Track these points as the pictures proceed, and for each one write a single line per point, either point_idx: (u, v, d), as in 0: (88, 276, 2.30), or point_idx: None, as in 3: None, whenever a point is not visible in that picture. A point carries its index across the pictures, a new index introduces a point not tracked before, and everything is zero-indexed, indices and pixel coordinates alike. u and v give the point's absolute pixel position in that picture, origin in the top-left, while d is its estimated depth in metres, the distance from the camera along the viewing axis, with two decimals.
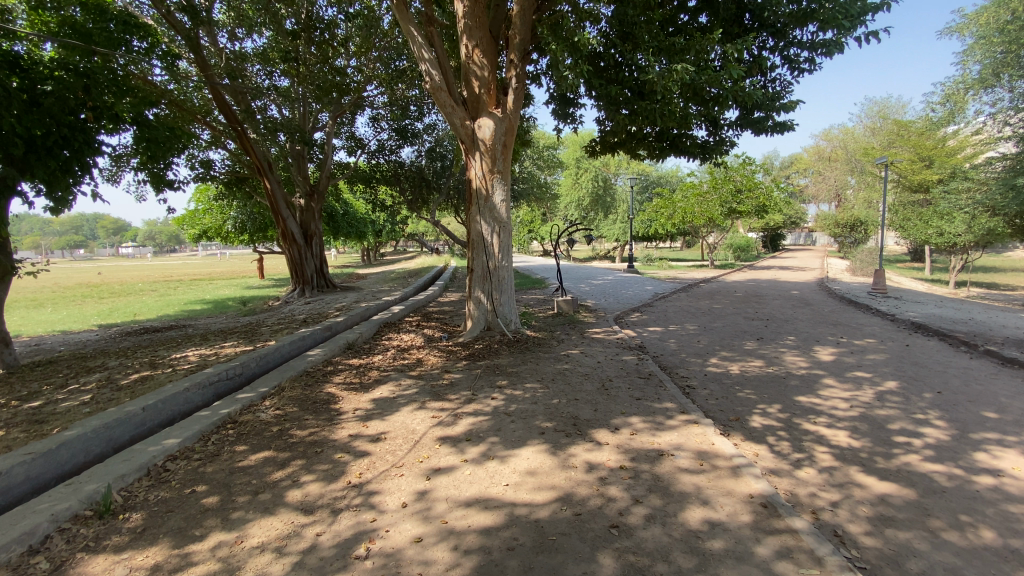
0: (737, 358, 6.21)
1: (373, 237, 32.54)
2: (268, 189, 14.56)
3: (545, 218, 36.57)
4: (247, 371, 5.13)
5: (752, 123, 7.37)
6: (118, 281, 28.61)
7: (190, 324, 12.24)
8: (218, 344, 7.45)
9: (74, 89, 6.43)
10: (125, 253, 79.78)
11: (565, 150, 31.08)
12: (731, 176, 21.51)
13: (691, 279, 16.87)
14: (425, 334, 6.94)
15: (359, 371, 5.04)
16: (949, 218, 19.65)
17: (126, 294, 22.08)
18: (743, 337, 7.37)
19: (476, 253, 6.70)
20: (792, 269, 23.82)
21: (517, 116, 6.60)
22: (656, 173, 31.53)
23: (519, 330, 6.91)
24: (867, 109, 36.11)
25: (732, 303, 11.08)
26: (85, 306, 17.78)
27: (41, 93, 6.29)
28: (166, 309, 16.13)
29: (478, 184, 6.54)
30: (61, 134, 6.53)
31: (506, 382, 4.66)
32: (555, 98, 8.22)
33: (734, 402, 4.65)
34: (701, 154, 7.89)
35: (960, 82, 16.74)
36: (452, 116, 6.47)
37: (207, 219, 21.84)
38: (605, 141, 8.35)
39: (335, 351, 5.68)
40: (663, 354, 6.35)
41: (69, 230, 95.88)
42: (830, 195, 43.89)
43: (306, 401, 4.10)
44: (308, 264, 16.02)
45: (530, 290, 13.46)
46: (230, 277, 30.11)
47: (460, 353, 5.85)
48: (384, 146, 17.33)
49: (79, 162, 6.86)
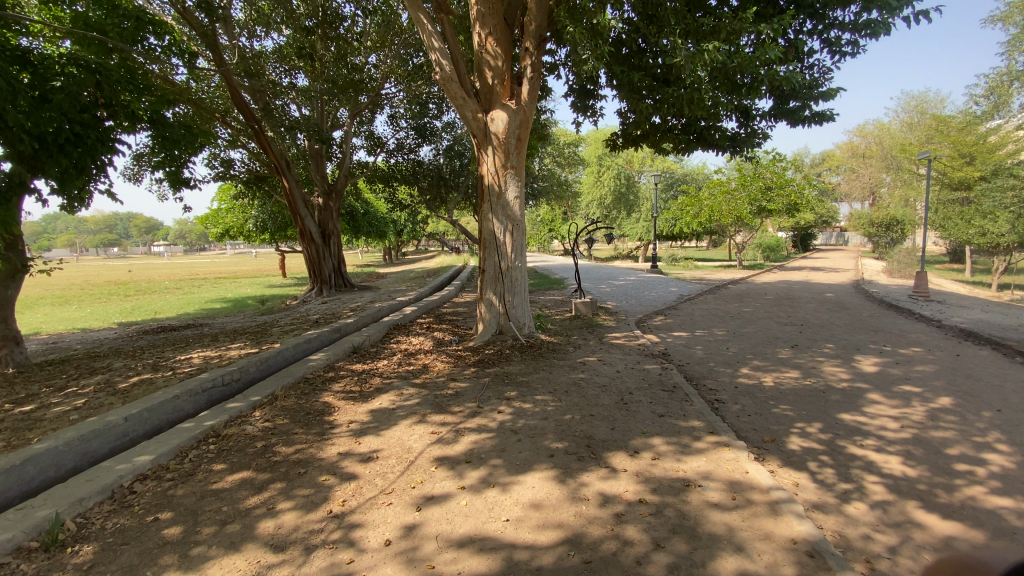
0: (770, 368, 5.71)
1: (393, 237, 32.52)
2: (285, 188, 14.51)
3: (566, 217, 36.03)
4: (246, 376, 4.89)
5: (786, 112, 6.84)
6: (147, 280, 29.16)
7: (206, 323, 12.22)
8: (226, 345, 7.27)
9: (85, 84, 6.22)
10: (158, 252, 82.24)
11: (587, 147, 30.51)
12: (760, 173, 20.70)
13: (716, 280, 16.22)
14: (434, 338, 6.63)
15: (361, 377, 4.74)
16: (991, 217, 18.37)
17: (152, 291, 22.44)
18: (775, 344, 6.85)
19: (488, 254, 6.35)
20: (823, 270, 22.83)
21: (532, 108, 6.21)
22: (681, 171, 30.74)
23: (533, 335, 6.54)
24: (903, 104, 34.54)
25: (761, 307, 10.48)
26: (111, 304, 18.06)
27: (50, 89, 6.07)
28: (187, 307, 16.25)
29: (490, 180, 6.19)
30: (73, 132, 6.35)
31: (516, 393, 4.30)
32: (574, 89, 7.81)
33: (768, 420, 4.18)
34: (731, 147, 7.38)
35: (1006, 72, 15.63)
36: (463, 108, 6.12)
37: (229, 218, 22.04)
38: (627, 134, 7.91)
39: (338, 356, 5.41)
40: (688, 362, 5.90)
41: (105, 229, 99.14)
42: (864, 193, 42.22)
43: (298, 412, 3.80)
44: (326, 263, 15.92)
45: (549, 291, 13.08)
46: (254, 276, 30.40)
47: (469, 359, 5.51)
48: (403, 145, 17.14)
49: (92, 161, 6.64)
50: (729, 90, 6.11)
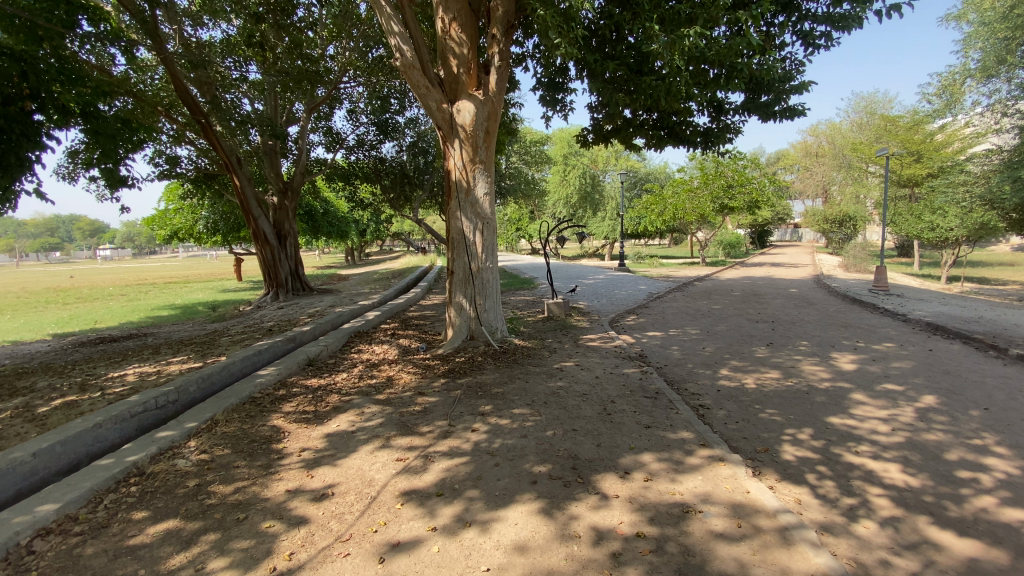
0: (749, 368, 5.55)
1: (356, 238, 31.57)
2: (237, 187, 13.64)
3: (533, 216, 35.87)
4: (185, 397, 4.32)
5: (758, 107, 6.70)
6: (87, 286, 27.22)
7: (151, 333, 11.29)
8: (167, 358, 6.60)
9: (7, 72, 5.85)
10: (103, 256, 77.84)
11: (552, 146, 30.37)
12: (722, 171, 20.99)
13: (684, 278, 16.28)
14: (400, 346, 6.18)
15: (316, 395, 4.25)
16: (941, 213, 19.20)
17: (92, 298, 20.93)
18: (751, 343, 6.70)
19: (456, 254, 5.94)
20: (784, 265, 23.39)
21: (501, 99, 5.85)
22: (645, 170, 31.02)
23: (505, 339, 6.18)
24: (853, 105, 35.98)
25: (732, 304, 10.45)
26: (44, 313, 16.61)
27: None
28: (130, 315, 15.10)
29: (457, 176, 5.80)
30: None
31: (490, 407, 3.92)
32: (543, 82, 7.48)
33: (758, 426, 3.95)
34: (703, 143, 7.22)
35: (958, 72, 16.36)
36: (427, 98, 5.68)
37: (177, 219, 20.76)
38: (598, 129, 7.65)
39: (291, 370, 4.90)
40: (666, 365, 5.66)
41: (42, 232, 92.82)
42: (818, 191, 43.85)
43: (241, 442, 3.31)
44: (283, 266, 15.09)
45: (518, 291, 12.76)
46: (206, 280, 28.86)
47: (438, 369, 5.10)
48: (364, 142, 16.43)
49: (17, 155, 6.20)
50: (703, 83, 5.91)
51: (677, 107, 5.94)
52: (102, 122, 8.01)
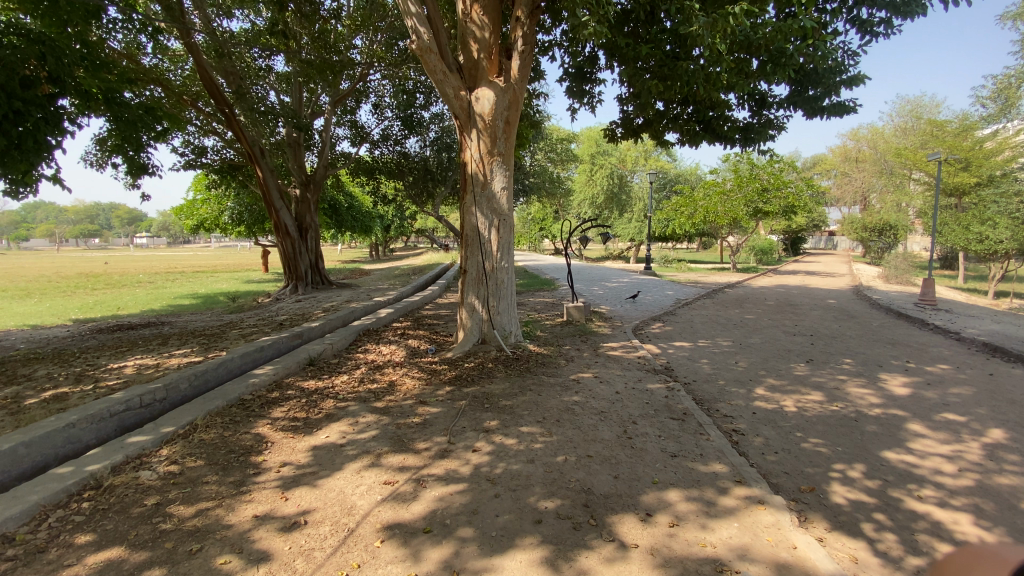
0: (788, 388, 5.01)
1: (380, 233, 31.64)
2: (260, 178, 13.58)
3: (557, 215, 35.36)
4: (174, 395, 4.07)
5: (804, 100, 6.15)
6: (120, 272, 27.89)
7: (169, 322, 11.29)
8: (171, 349, 6.42)
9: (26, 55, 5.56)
10: (140, 243, 80.58)
11: (579, 144, 29.79)
12: (756, 174, 20.15)
13: (712, 283, 15.59)
14: (408, 347, 5.84)
15: (310, 401, 3.92)
16: (991, 224, 17.86)
17: (122, 285, 21.38)
18: (788, 359, 6.13)
19: (470, 252, 5.56)
20: (818, 274, 22.34)
21: (524, 87, 5.44)
22: (674, 171, 30.16)
23: (519, 344, 5.77)
24: (898, 108, 34.32)
25: (765, 313, 9.81)
26: (73, 298, 16.95)
27: None
28: (154, 303, 15.23)
29: (473, 168, 5.42)
30: (14, 109, 5.67)
31: (497, 423, 3.52)
32: (569, 72, 7.05)
33: (801, 459, 3.45)
34: (742, 140, 6.68)
35: (1015, 74, 15.24)
36: (444, 84, 5.30)
37: (205, 210, 21.00)
38: (627, 123, 7.16)
39: (289, 370, 4.61)
40: (694, 380, 5.17)
41: (84, 218, 96.41)
42: (856, 198, 42.07)
43: (217, 452, 3.00)
44: (302, 259, 14.99)
45: (538, 293, 12.35)
46: (233, 270, 29.30)
47: (445, 374, 4.73)
48: (389, 136, 16.21)
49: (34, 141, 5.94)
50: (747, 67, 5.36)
51: (716, 96, 5.42)
52: (124, 109, 7.89)
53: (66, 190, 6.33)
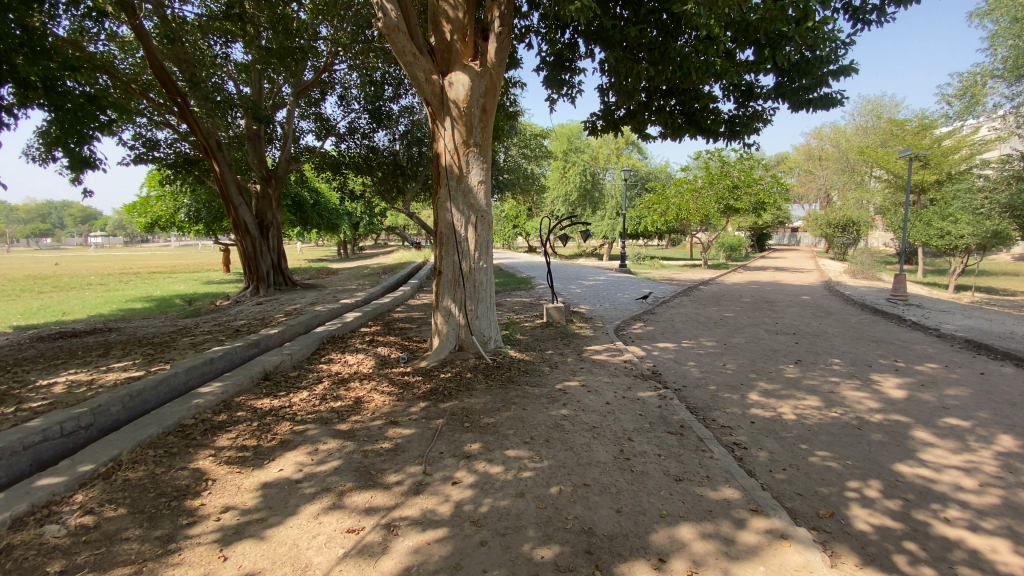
0: (783, 393, 4.76)
1: (349, 231, 30.73)
2: (216, 173, 12.73)
3: (530, 213, 35.07)
4: (102, 420, 3.50)
5: (791, 91, 5.93)
6: (67, 274, 26.17)
7: (116, 328, 10.41)
8: (109, 361, 5.73)
9: None
10: (93, 242, 76.79)
11: (552, 141, 29.50)
12: (729, 171, 20.25)
13: (687, 280, 15.54)
14: (378, 356, 5.36)
15: (263, 426, 3.41)
16: (952, 220, 18.41)
17: (69, 287, 19.99)
18: (777, 360, 5.91)
19: (445, 252, 5.11)
20: (787, 270, 22.68)
21: (502, 72, 5.02)
22: (646, 168, 30.18)
23: (498, 350, 5.36)
24: (859, 108, 35.31)
25: (745, 311, 9.69)
26: (11, 302, 15.65)
27: None
28: (101, 307, 14.15)
29: (447, 160, 4.97)
30: None
31: (479, 446, 3.10)
32: (548, 60, 6.67)
33: (812, 477, 3.17)
34: (728, 135, 6.43)
35: (978, 73, 15.65)
36: (414, 67, 4.83)
37: (159, 207, 19.80)
38: (608, 114, 6.82)
39: (241, 387, 4.09)
40: (685, 386, 4.87)
41: (31, 217, 90.95)
42: (820, 195, 43.22)
43: (145, 496, 2.48)
44: (264, 259, 14.19)
45: (514, 292, 11.98)
46: (193, 271, 27.90)
47: (419, 387, 4.29)
48: (356, 129, 15.47)
49: None
50: (741, 50, 5.06)
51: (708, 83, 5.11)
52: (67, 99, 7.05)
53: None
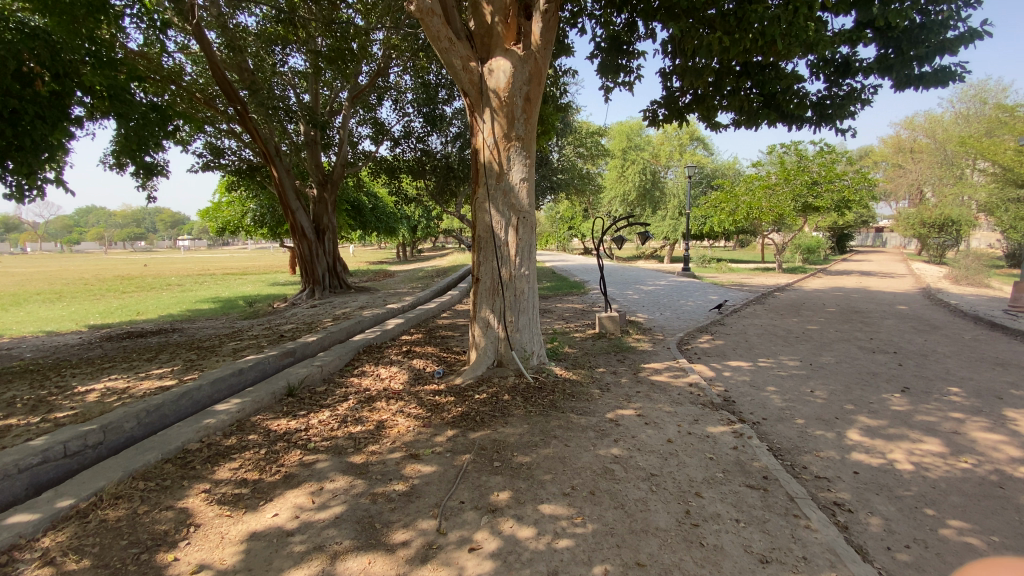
0: (892, 434, 3.86)
1: (406, 234, 31.21)
2: (276, 179, 13.03)
3: (586, 215, 34.21)
4: (113, 438, 3.29)
5: (901, 63, 4.94)
6: (152, 275, 28.14)
7: (180, 329, 10.79)
8: (151, 367, 5.69)
9: None
10: (181, 244, 83.31)
11: (609, 140, 28.52)
12: (807, 166, 18.56)
13: (759, 286, 14.22)
14: (413, 369, 4.95)
15: (270, 455, 3.04)
16: None
17: (151, 288, 21.39)
18: (877, 388, 4.94)
19: (483, 257, 4.63)
20: (874, 274, 20.47)
21: (547, 56, 4.47)
22: (712, 165, 28.49)
23: (542, 367, 4.79)
24: (959, 94, 31.69)
25: (830, 323, 8.54)
26: (99, 302, 16.86)
27: None
28: (173, 307, 14.89)
29: (486, 156, 4.49)
30: None
31: (508, 496, 2.57)
32: (603, 45, 6.07)
33: (951, 562, 2.36)
34: (818, 120, 5.49)
35: None
36: (450, 54, 4.37)
37: (229, 212, 20.83)
38: (671, 101, 6.08)
39: (261, 403, 3.79)
40: (764, 419, 4.10)
41: (130, 222, 100.37)
42: (910, 192, 39.24)
43: (113, 548, 2.14)
44: (320, 262, 14.41)
45: (568, 298, 11.36)
46: (263, 272, 29.31)
47: (450, 410, 3.80)
48: (411, 133, 15.41)
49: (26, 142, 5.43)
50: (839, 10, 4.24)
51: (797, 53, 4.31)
52: (131, 109, 7.11)
53: (64, 192, 5.79)
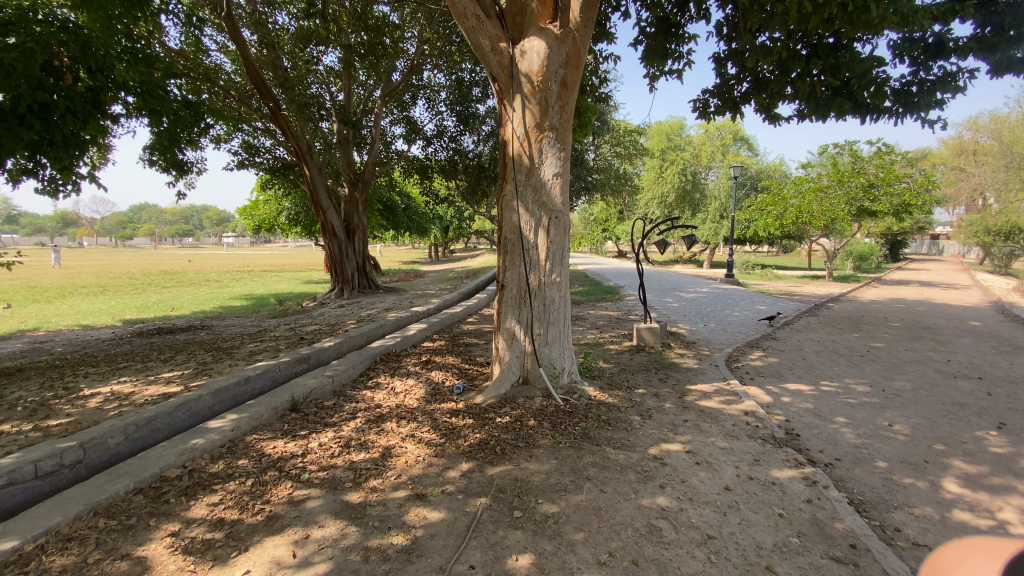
0: (1000, 485, 3.15)
1: (438, 234, 31.08)
2: (307, 177, 12.90)
3: (621, 217, 33.33)
4: (97, 455, 2.95)
5: (1006, 42, 4.17)
6: (193, 270, 28.84)
7: (209, 326, 10.75)
8: (162, 369, 5.44)
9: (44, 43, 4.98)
10: (225, 241, 86.24)
11: (647, 140, 27.61)
12: (863, 168, 17.28)
13: (809, 296, 13.23)
14: (432, 382, 4.50)
15: (255, 487, 2.64)
16: None
17: (190, 283, 21.83)
18: (967, 423, 4.19)
19: (510, 262, 4.14)
20: (937, 285, 18.92)
21: (587, 35, 3.96)
22: (757, 167, 27.19)
23: (574, 386, 4.26)
24: None
25: (898, 340, 7.67)
26: (139, 296, 17.24)
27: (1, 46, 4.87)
28: (207, 304, 15.02)
29: (516, 149, 4.01)
30: (37, 101, 5.15)
31: (528, 563, 2.07)
32: (649, 28, 5.50)
33: None
34: (900, 112, 4.78)
35: None
36: (478, 33, 3.91)
37: (265, 209, 21.08)
38: (725, 90, 5.46)
39: (260, 420, 3.41)
40: (838, 460, 3.45)
41: (179, 219, 104.70)
42: (973, 198, 36.56)
43: None
44: (349, 261, 14.26)
45: (602, 304, 10.77)
46: (298, 270, 29.72)
47: (468, 435, 3.32)
48: (444, 132, 15.07)
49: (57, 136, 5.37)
50: None
51: (889, 24, 3.61)
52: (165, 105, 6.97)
53: None
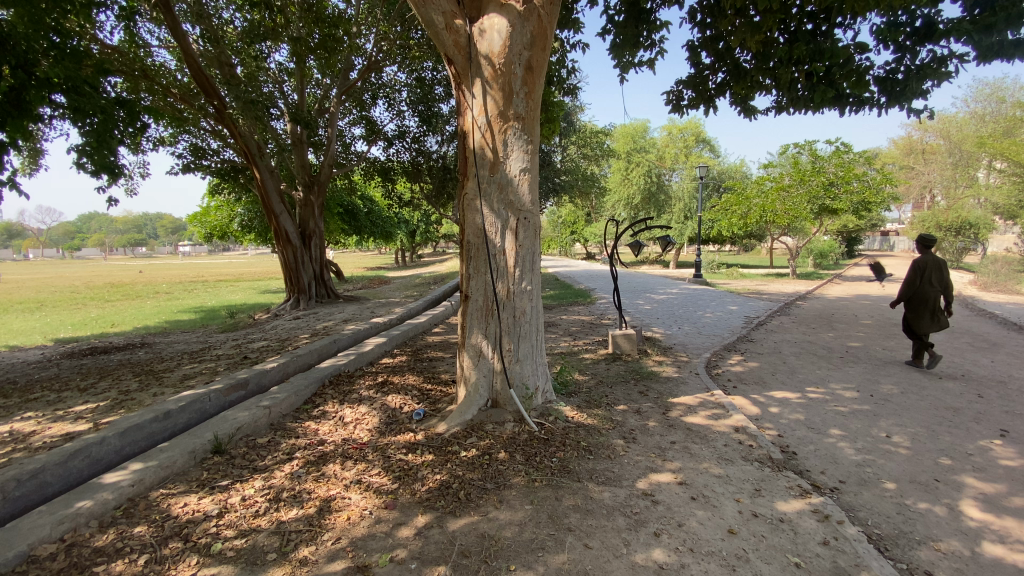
0: (1021, 507, 2.86)
1: (404, 239, 30.28)
2: (258, 181, 12.07)
3: (589, 219, 33.31)
4: None
5: (999, 23, 3.99)
6: (140, 282, 27.08)
7: (149, 344, 9.83)
8: (74, 400, 4.68)
9: None
10: (181, 250, 82.74)
11: (613, 141, 27.60)
12: (823, 167, 17.55)
13: (778, 294, 13.21)
14: (388, 408, 3.95)
15: (148, 568, 2.05)
16: None
17: (136, 296, 20.42)
18: (966, 431, 3.94)
19: (475, 269, 3.66)
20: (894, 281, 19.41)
21: (555, 12, 3.50)
22: (719, 168, 27.60)
23: (548, 408, 3.79)
24: (972, 95, 30.69)
25: (873, 339, 7.54)
26: (74, 311, 15.86)
27: None
28: (150, 318, 13.94)
29: (477, 141, 3.53)
30: None
31: None
32: (619, 15, 5.13)
33: None
34: (888, 99, 4.52)
35: None
36: (431, 9, 3.41)
37: (217, 216, 19.90)
38: (699, 82, 5.15)
39: (173, 470, 2.78)
40: (843, 483, 3.12)
41: (130, 228, 99.74)
42: (921, 196, 38.16)
43: None
44: (306, 270, 13.48)
45: (573, 308, 10.41)
46: (257, 279, 28.38)
47: (429, 478, 2.80)
48: (406, 132, 14.43)
49: None
50: None
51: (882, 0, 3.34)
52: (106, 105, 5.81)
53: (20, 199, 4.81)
